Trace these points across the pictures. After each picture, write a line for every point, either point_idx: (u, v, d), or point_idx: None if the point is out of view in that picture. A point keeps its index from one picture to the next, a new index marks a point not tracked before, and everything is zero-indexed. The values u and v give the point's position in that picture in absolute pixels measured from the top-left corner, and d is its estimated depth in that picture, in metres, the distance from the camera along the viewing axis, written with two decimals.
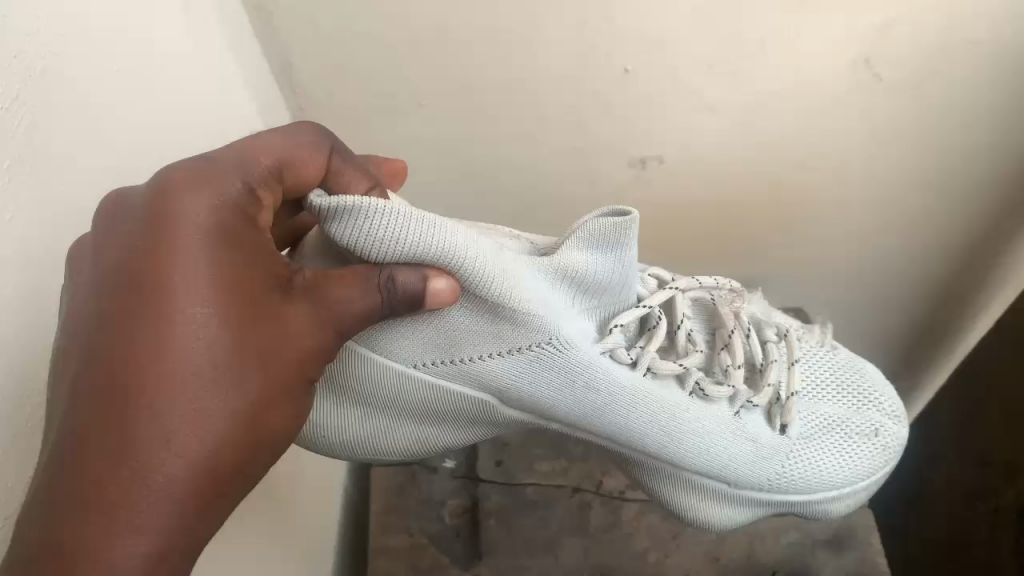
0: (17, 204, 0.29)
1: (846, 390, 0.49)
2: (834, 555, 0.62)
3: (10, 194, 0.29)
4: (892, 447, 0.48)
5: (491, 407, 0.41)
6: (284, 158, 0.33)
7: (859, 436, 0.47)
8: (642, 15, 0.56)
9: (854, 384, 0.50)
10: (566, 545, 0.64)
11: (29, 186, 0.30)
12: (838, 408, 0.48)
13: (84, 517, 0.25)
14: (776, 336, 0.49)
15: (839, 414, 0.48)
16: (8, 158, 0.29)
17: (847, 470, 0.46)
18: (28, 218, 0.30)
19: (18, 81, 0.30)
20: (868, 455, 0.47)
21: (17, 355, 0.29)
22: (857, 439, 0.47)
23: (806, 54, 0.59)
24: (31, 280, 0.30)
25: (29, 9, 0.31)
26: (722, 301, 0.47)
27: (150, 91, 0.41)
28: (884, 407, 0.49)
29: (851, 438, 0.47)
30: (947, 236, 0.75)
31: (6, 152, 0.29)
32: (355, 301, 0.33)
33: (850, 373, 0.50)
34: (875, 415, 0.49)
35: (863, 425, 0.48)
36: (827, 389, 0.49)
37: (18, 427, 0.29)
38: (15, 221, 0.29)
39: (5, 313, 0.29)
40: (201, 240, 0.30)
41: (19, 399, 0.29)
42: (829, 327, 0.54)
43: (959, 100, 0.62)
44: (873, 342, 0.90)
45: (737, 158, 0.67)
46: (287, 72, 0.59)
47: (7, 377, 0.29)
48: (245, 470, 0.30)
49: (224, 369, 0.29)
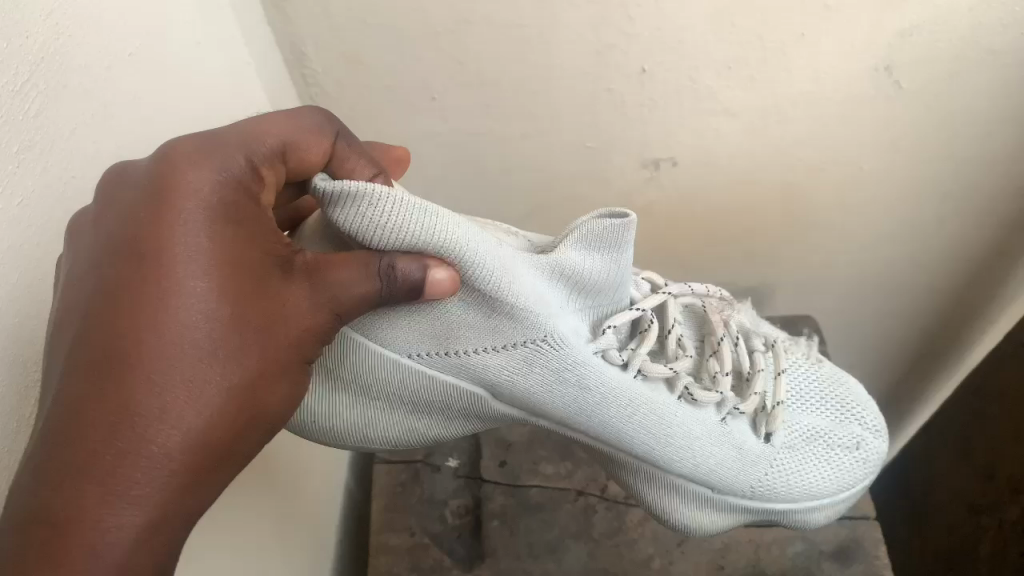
0: (25, 189, 0.30)
1: (830, 403, 0.49)
2: (840, 567, 0.61)
3: (17, 180, 0.29)
4: (872, 461, 0.48)
5: (482, 401, 0.41)
6: (289, 139, 0.33)
7: (841, 449, 0.47)
8: (661, 16, 0.56)
9: (840, 397, 0.49)
10: (570, 550, 0.63)
11: (37, 172, 0.31)
12: (822, 420, 0.48)
13: (78, 484, 0.26)
14: (764, 346, 0.49)
15: (822, 425, 0.48)
16: (17, 143, 0.29)
17: (826, 481, 0.46)
18: (34, 206, 0.30)
19: (29, 65, 0.30)
20: (849, 469, 0.47)
21: (21, 343, 0.29)
22: (840, 452, 0.47)
23: (826, 59, 0.58)
24: (34, 268, 0.30)
25: None
26: (712, 308, 0.48)
27: (162, 76, 0.41)
28: (866, 421, 0.49)
29: (834, 450, 0.47)
30: (963, 247, 0.74)
31: (15, 137, 0.29)
32: (355, 283, 0.34)
33: (835, 386, 0.50)
34: (857, 429, 0.48)
35: (846, 439, 0.47)
36: (812, 400, 0.49)
37: (20, 419, 0.29)
38: (23, 206, 0.30)
39: (8, 297, 0.29)
40: (203, 214, 0.30)
41: (20, 388, 0.29)
42: (815, 343, 0.54)
43: (982, 109, 0.61)
44: (884, 349, 0.89)
45: (751, 162, 0.66)
46: (299, 63, 0.60)
47: (10, 365, 0.29)
48: (239, 445, 0.31)
49: (221, 346, 0.30)
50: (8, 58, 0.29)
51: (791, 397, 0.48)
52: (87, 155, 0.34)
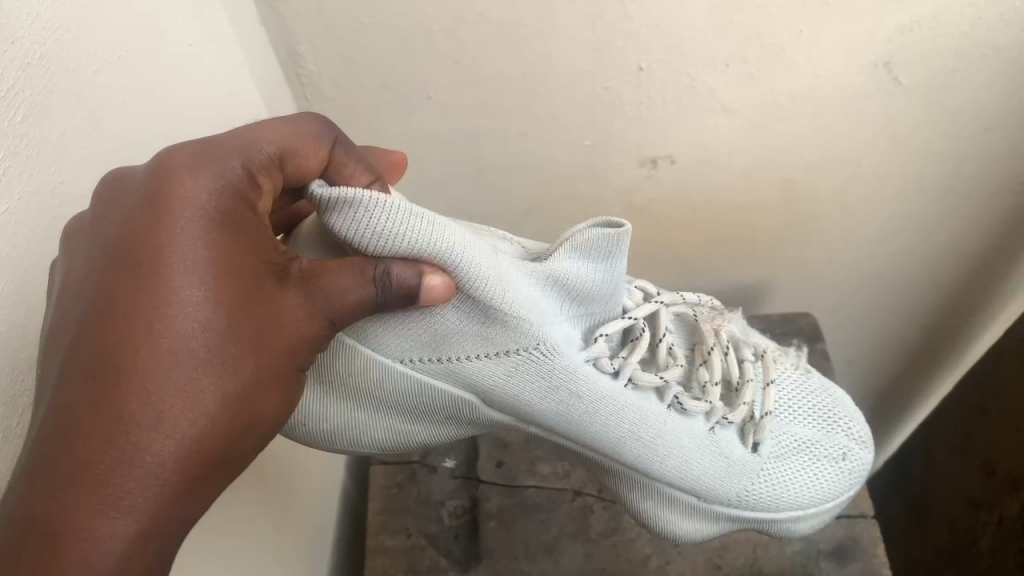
0: (11, 196, 0.30)
1: (817, 412, 0.49)
2: (838, 566, 0.61)
3: (4, 188, 0.29)
4: (857, 471, 0.48)
5: (474, 406, 0.42)
6: (286, 146, 0.33)
7: (827, 459, 0.47)
8: (659, 13, 0.56)
9: (827, 407, 0.50)
10: (567, 550, 0.64)
11: (23, 179, 0.31)
12: (809, 430, 0.48)
13: (71, 494, 0.26)
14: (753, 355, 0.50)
15: (809, 436, 0.48)
16: (2, 149, 0.29)
17: (812, 492, 0.46)
18: (20, 213, 0.30)
19: (15, 70, 0.30)
20: (834, 478, 0.47)
21: (10, 353, 0.30)
22: (826, 463, 0.47)
23: (823, 56, 0.58)
24: (20, 275, 0.30)
25: None
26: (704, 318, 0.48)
27: (154, 80, 0.42)
28: (853, 431, 0.49)
29: (820, 460, 0.47)
30: (963, 243, 0.74)
31: (1, 144, 0.29)
32: (347, 293, 0.34)
33: (823, 397, 0.50)
34: (844, 438, 0.49)
35: (833, 449, 0.48)
36: (800, 410, 0.49)
37: (9, 430, 0.29)
38: (9, 214, 0.30)
39: None
40: (200, 224, 0.30)
41: (9, 397, 0.29)
42: (804, 351, 0.55)
43: (982, 105, 0.61)
44: (882, 346, 0.90)
45: (747, 161, 0.67)
46: (294, 63, 0.60)
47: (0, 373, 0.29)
48: (232, 454, 0.31)
49: (216, 357, 0.30)
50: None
51: (779, 407, 0.49)
52: (74, 162, 0.34)
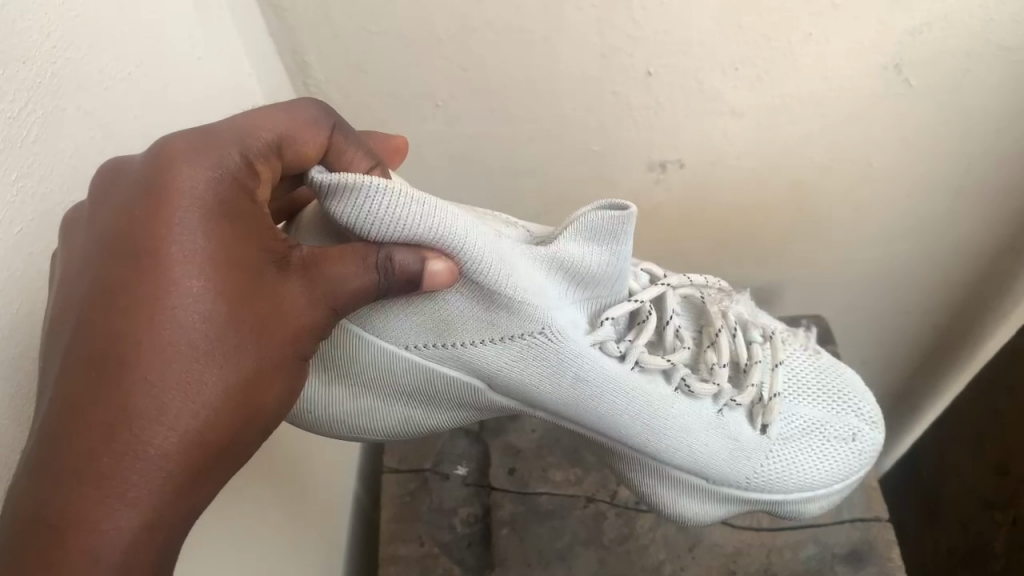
0: (24, 217, 0.30)
1: (828, 393, 0.49)
2: (853, 570, 0.60)
3: (16, 208, 0.29)
4: (868, 452, 0.48)
5: (479, 391, 0.41)
6: (285, 132, 0.33)
7: (838, 440, 0.47)
8: (667, 18, 0.55)
9: (836, 388, 0.49)
10: (581, 557, 0.63)
11: (37, 198, 0.31)
12: (819, 411, 0.48)
13: (77, 485, 0.26)
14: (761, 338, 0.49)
15: (818, 416, 0.47)
16: (16, 170, 0.29)
17: (823, 472, 0.46)
18: (35, 231, 0.31)
19: (29, 90, 0.31)
20: (844, 459, 0.47)
21: (25, 366, 0.30)
22: (835, 443, 0.47)
23: (833, 58, 0.58)
24: (34, 290, 0.31)
25: (38, 8, 0.32)
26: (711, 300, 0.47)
27: (162, 85, 0.42)
28: (862, 412, 0.49)
29: (830, 441, 0.47)
30: (975, 243, 0.73)
31: (15, 164, 0.29)
32: (351, 275, 0.34)
33: (833, 378, 0.50)
34: (853, 419, 0.48)
35: (842, 430, 0.47)
36: (809, 391, 0.48)
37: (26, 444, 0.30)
38: (24, 233, 0.30)
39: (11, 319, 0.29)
40: (200, 212, 0.30)
41: (24, 409, 0.30)
42: (814, 332, 0.54)
43: (993, 106, 0.61)
44: (892, 345, 0.88)
45: (756, 161, 0.66)
46: (302, 72, 0.60)
47: (14, 381, 0.29)
48: (239, 439, 0.31)
49: (218, 343, 0.30)
50: (7, 84, 0.29)
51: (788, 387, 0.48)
52: (88, 176, 0.34)
